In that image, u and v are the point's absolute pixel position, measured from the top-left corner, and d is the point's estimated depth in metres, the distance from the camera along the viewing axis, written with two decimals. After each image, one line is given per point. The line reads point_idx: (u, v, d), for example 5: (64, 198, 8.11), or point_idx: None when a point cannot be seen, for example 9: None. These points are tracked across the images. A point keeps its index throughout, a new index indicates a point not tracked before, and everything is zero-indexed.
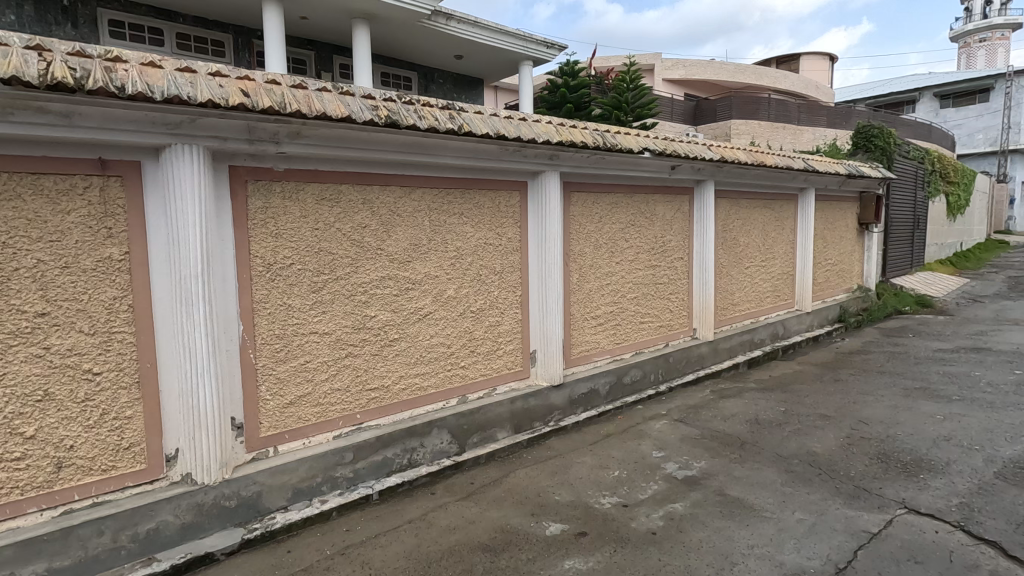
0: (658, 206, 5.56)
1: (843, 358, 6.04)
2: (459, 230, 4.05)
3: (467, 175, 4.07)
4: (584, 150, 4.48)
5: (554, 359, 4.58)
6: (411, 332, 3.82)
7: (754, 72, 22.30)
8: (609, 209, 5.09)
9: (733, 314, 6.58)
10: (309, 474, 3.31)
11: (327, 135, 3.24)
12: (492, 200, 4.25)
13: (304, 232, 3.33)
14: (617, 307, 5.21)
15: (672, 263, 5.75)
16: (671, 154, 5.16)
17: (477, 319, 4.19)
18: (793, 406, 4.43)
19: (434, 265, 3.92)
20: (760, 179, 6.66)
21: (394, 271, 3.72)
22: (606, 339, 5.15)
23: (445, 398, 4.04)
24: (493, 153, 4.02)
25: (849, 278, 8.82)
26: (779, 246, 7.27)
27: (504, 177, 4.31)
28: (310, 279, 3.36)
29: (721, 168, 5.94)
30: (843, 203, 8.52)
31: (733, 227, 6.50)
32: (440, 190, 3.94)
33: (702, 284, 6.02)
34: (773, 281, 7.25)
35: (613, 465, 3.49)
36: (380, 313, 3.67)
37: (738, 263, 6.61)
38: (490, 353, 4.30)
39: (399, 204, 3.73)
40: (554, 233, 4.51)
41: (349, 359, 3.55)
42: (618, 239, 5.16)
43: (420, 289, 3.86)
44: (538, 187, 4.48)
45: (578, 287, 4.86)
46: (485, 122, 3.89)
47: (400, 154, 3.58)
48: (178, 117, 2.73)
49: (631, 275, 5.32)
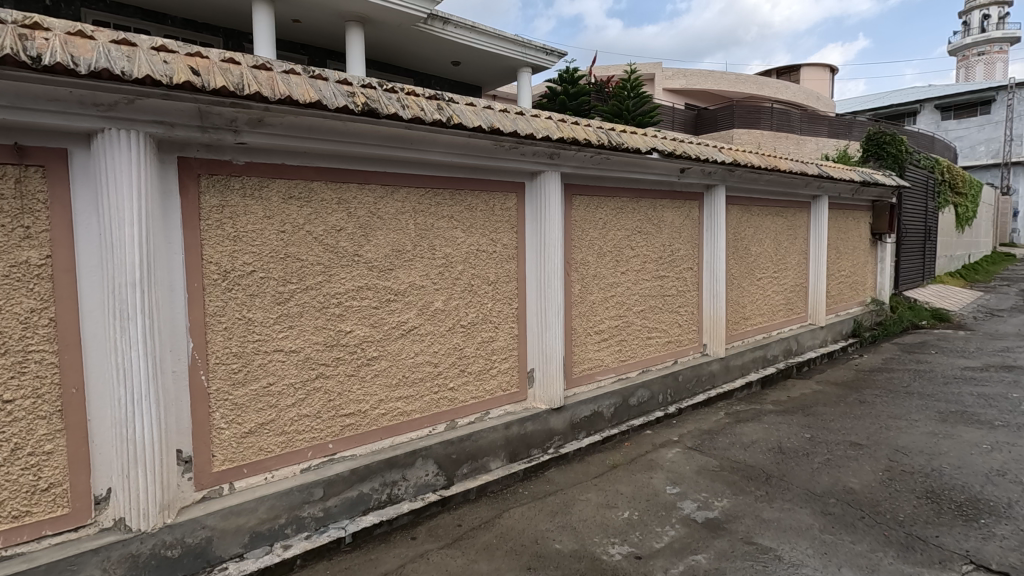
0: (666, 213, 5.15)
1: (865, 377, 5.61)
2: (448, 236, 3.63)
3: (457, 174, 3.66)
4: (588, 148, 4.08)
5: (555, 379, 4.14)
6: (393, 349, 3.39)
7: (755, 82, 22.05)
8: (614, 215, 4.68)
9: (744, 329, 6.16)
10: (270, 516, 2.85)
11: (294, 124, 2.81)
12: (486, 203, 3.83)
13: (268, 235, 2.90)
14: (622, 321, 4.78)
15: (681, 273, 5.33)
16: (682, 156, 4.76)
17: (468, 334, 3.75)
18: (820, 432, 3.99)
19: (420, 274, 3.49)
20: (772, 184, 6.27)
21: (374, 280, 3.29)
22: (611, 356, 4.71)
23: (431, 424, 3.59)
24: (486, 149, 3.61)
25: (863, 291, 8.42)
26: (791, 257, 6.86)
27: (499, 178, 3.90)
28: (274, 289, 2.93)
29: (733, 172, 5.55)
30: (856, 212, 8.14)
31: (744, 236, 6.09)
32: (427, 190, 3.52)
33: (713, 297, 5.60)
34: (786, 293, 6.84)
35: (622, 505, 3.04)
36: (358, 327, 3.24)
37: (749, 274, 6.20)
38: (483, 372, 3.85)
39: (380, 205, 3.31)
40: (554, 240, 4.09)
41: (320, 381, 3.11)
42: (623, 246, 4.75)
43: (404, 301, 3.43)
44: (536, 189, 4.06)
45: (581, 300, 4.43)
46: (478, 114, 3.49)
47: (381, 148, 3.16)
48: (112, 97, 2.31)
49: (637, 286, 4.89)
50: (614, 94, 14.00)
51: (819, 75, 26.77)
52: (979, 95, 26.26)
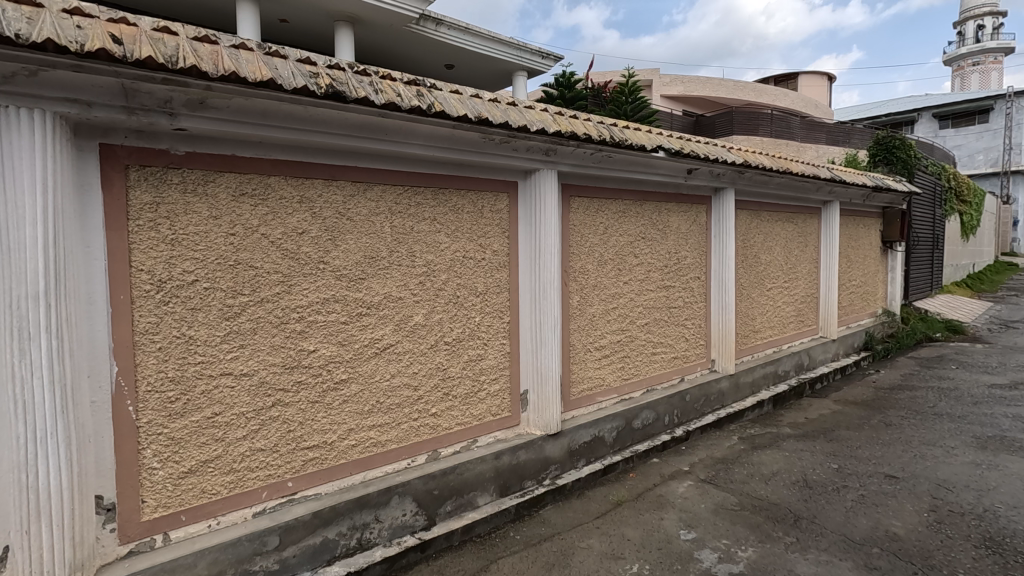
0: (672, 217, 4.74)
1: (885, 395, 5.19)
2: (430, 241, 3.20)
3: (440, 171, 3.24)
4: (588, 144, 3.67)
5: (551, 401, 3.70)
6: (365, 371, 2.95)
7: (754, 89, 21.76)
8: (616, 219, 4.26)
9: (754, 343, 5.74)
10: (212, 572, 2.38)
11: (244, 107, 2.40)
12: (473, 204, 3.41)
13: (214, 238, 2.47)
14: (625, 336, 4.35)
15: (688, 283, 4.92)
16: (689, 155, 4.36)
17: (453, 353, 3.31)
18: (848, 462, 3.55)
19: (397, 284, 3.06)
20: (783, 188, 5.87)
21: (342, 291, 2.86)
22: (612, 375, 4.28)
23: (409, 456, 3.15)
24: (473, 143, 3.19)
25: (874, 302, 8.02)
26: (802, 266, 6.46)
27: (489, 176, 3.48)
28: (222, 302, 2.49)
29: (743, 174, 5.15)
30: (867, 219, 7.76)
31: (754, 243, 5.69)
32: (406, 189, 3.10)
33: (721, 308, 5.19)
34: (797, 304, 6.43)
35: (630, 555, 2.60)
36: (323, 346, 2.80)
37: (759, 284, 5.79)
38: (470, 396, 3.41)
39: (351, 205, 2.88)
40: (550, 246, 3.67)
41: (277, 408, 2.67)
42: (626, 254, 4.33)
43: (378, 315, 2.99)
44: (531, 188, 3.64)
45: (580, 313, 4.00)
46: (463, 103, 3.08)
47: (350, 139, 2.74)
48: (7, 66, 1.88)
49: (641, 298, 4.47)
50: (612, 98, 13.65)
51: (817, 82, 26.58)
52: (978, 103, 26.06)
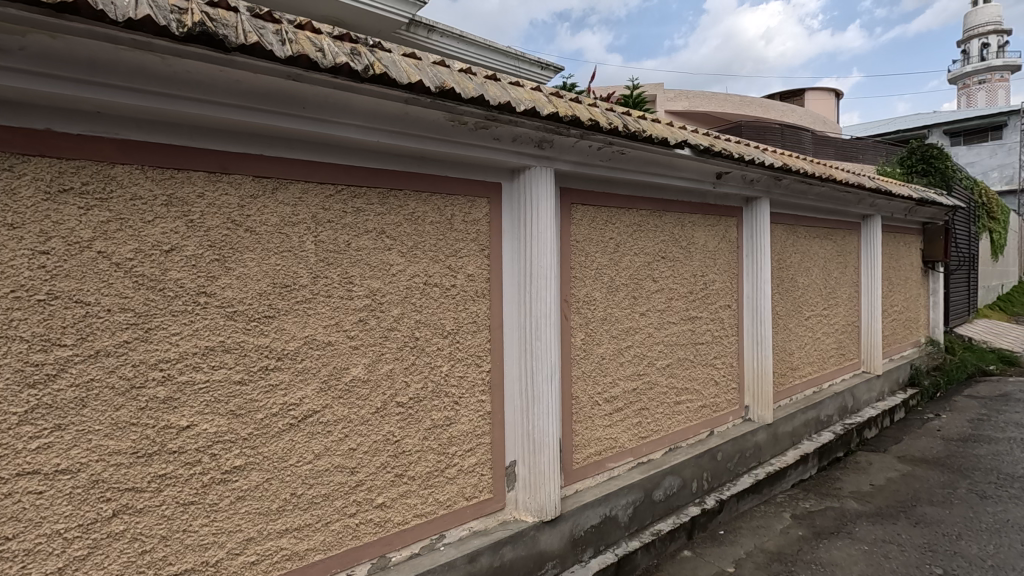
0: (697, 232, 3.84)
1: (961, 451, 4.23)
2: (376, 262, 2.28)
3: (393, 168, 2.35)
4: (594, 135, 2.78)
5: (547, 477, 2.76)
6: (275, 453, 2.03)
7: (762, 105, 21.01)
8: (630, 233, 3.35)
9: (792, 383, 4.81)
10: None
11: (55, 53, 1.52)
12: (440, 212, 2.50)
13: (7, 259, 1.56)
14: (643, 382, 3.42)
15: (716, 313, 4.00)
16: (721, 154, 3.48)
17: (410, 418, 2.39)
18: (956, 566, 2.61)
19: (325, 324, 2.15)
20: (823, 199, 4.99)
21: (237, 335, 1.95)
22: (626, 434, 3.34)
23: (343, 569, 2.21)
24: (436, 128, 2.31)
25: (917, 330, 7.08)
26: (842, 290, 5.54)
27: (462, 174, 2.58)
28: (21, 362, 1.58)
29: (780, 181, 4.27)
30: (907, 236, 6.87)
31: (790, 263, 4.80)
32: (340, 190, 2.20)
33: (757, 343, 4.26)
34: (838, 335, 5.50)
35: None
36: (205, 418, 1.88)
37: (796, 313, 4.88)
38: (434, 476, 2.47)
39: (253, 211, 1.98)
40: (547, 270, 2.76)
41: (123, 520, 1.74)
42: (641, 277, 3.41)
43: (297, 368, 2.08)
44: (520, 192, 2.75)
45: (585, 355, 3.09)
46: (421, 70, 2.20)
47: (245, 113, 1.86)
48: None
49: (662, 333, 3.56)
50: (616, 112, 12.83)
51: (824, 98, 25.90)
52: (991, 119, 25.31)
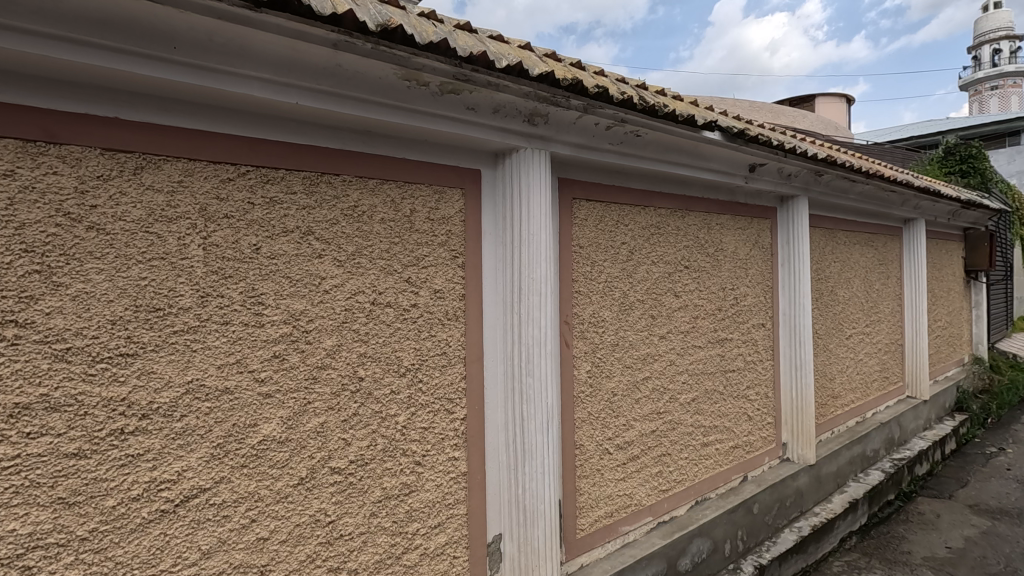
0: (726, 235, 3.18)
1: None
2: (299, 276, 1.64)
3: (326, 145, 1.71)
4: (602, 108, 2.15)
5: (543, 556, 2.10)
6: (136, 556, 1.39)
7: (772, 110, 20.35)
8: (647, 235, 2.70)
9: (833, 414, 4.12)
10: None
11: None
12: (395, 207, 1.85)
13: None
14: (663, 424, 2.76)
15: (748, 334, 3.33)
16: (757, 140, 2.83)
17: (351, 490, 1.73)
18: None
19: (220, 366, 1.51)
20: (865, 200, 4.33)
21: (72, 386, 1.31)
22: (644, 488, 2.67)
23: None
24: (384, 89, 1.68)
25: (961, 347, 6.37)
26: (885, 304, 4.85)
27: (425, 157, 1.94)
28: None
29: (822, 177, 3.62)
30: (949, 243, 6.18)
31: (829, 274, 4.13)
32: (246, 172, 1.56)
33: (796, 369, 3.58)
34: (881, 355, 4.80)
35: None
36: (13, 514, 1.24)
37: (836, 332, 4.20)
38: (387, 568, 1.81)
39: (99, 197, 1.34)
40: (541, 284, 2.11)
41: None
42: (661, 292, 2.76)
43: (173, 430, 1.43)
44: (507, 181, 2.12)
45: (591, 393, 2.43)
46: (359, 5, 1.57)
47: (76, 50, 1.24)
48: None
49: (686, 361, 2.90)
50: None
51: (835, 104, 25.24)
52: (1008, 125, 24.60)
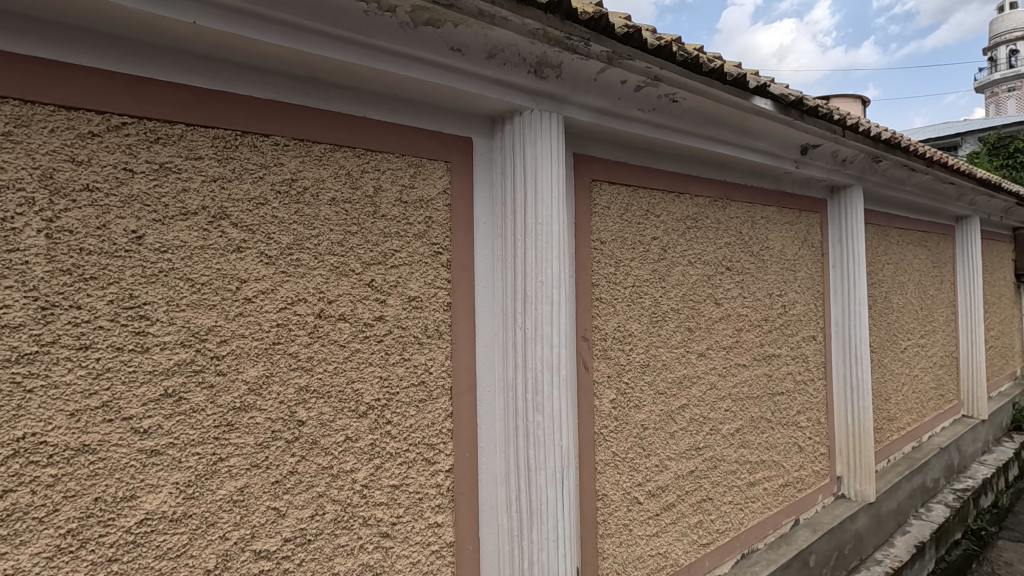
0: (772, 230, 2.66)
1: None
2: (207, 277, 1.14)
3: (249, 93, 1.22)
4: (631, 59, 1.64)
5: None
6: None
7: None
8: (682, 229, 2.19)
9: (890, 439, 3.56)
10: None
11: None
12: (352, 183, 1.35)
13: None
14: (704, 462, 2.24)
15: (798, 349, 2.80)
16: (815, 112, 2.32)
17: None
18: None
19: (74, 412, 1.00)
20: (921, 194, 3.79)
21: None
22: (681, 544, 2.14)
23: None
24: (329, 13, 1.18)
25: (1013, 359, 5.79)
26: (939, 312, 4.29)
27: (395, 117, 1.44)
28: None
29: (880, 163, 3.09)
30: (1000, 244, 5.62)
31: (882, 278, 3.59)
32: (123, 125, 1.07)
33: (853, 389, 3.04)
34: (937, 370, 4.24)
35: None
36: None
37: (891, 344, 3.65)
38: None
39: None
40: (553, 289, 1.60)
41: None
42: (699, 299, 2.24)
43: None
44: (507, 154, 1.61)
45: (617, 428, 1.91)
46: None
47: None
48: None
49: (729, 383, 2.37)
50: None
51: None
52: None
